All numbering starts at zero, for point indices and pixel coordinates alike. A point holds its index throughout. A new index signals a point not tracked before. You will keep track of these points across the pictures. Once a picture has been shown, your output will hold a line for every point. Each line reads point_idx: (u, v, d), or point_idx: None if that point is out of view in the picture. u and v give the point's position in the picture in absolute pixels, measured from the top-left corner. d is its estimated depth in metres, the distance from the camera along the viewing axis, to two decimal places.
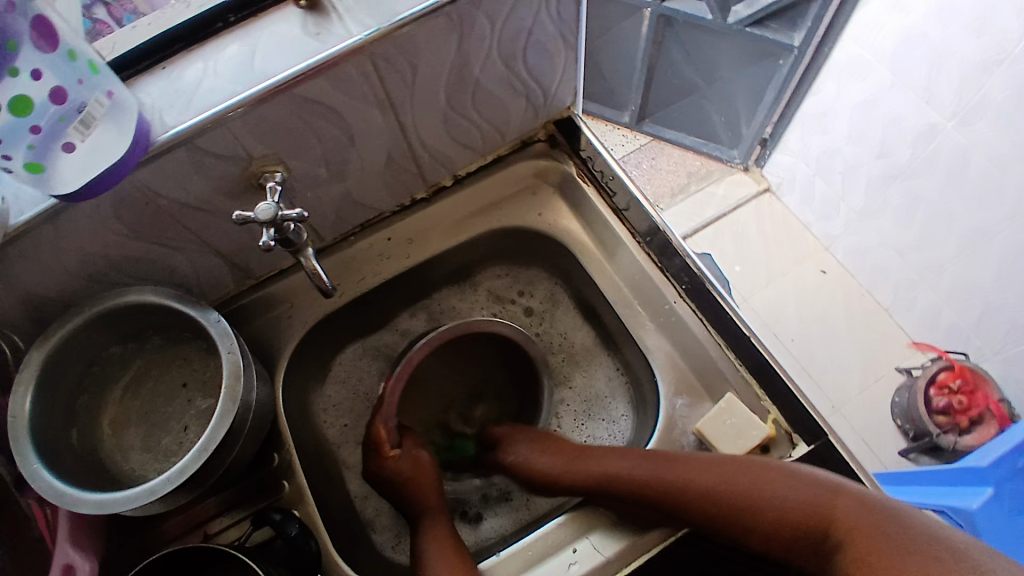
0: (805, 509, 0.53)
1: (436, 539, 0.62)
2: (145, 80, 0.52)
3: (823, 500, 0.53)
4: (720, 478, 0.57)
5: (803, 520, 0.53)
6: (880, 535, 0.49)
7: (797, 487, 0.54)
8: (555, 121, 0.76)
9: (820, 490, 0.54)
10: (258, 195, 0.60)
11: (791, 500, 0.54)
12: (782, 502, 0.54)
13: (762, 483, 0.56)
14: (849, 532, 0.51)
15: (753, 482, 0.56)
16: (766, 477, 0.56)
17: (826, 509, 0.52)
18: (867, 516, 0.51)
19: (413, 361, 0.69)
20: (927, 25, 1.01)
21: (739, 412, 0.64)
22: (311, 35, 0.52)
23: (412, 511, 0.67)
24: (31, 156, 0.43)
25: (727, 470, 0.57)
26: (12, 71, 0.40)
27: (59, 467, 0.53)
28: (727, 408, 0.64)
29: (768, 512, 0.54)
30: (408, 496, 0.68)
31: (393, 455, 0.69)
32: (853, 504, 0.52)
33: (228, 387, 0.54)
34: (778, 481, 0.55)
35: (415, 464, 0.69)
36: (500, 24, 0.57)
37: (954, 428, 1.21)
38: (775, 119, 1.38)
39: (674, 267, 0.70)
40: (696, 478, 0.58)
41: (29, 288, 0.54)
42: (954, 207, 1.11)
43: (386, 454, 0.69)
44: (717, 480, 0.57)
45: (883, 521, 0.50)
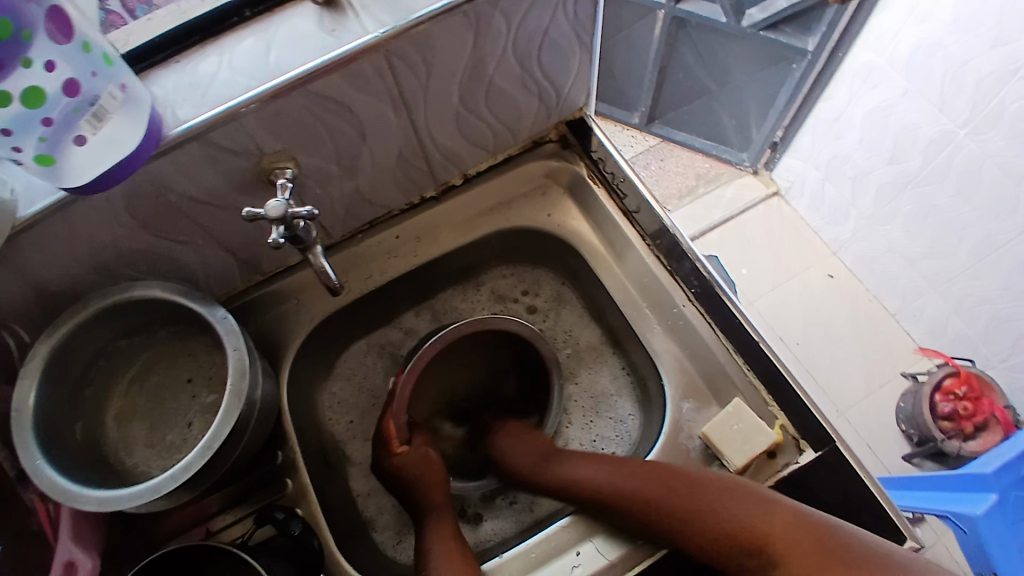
0: (743, 524, 0.54)
1: (439, 539, 0.62)
2: (160, 73, 0.52)
3: (765, 515, 0.53)
4: (670, 486, 0.59)
5: (741, 533, 0.53)
6: (817, 553, 0.49)
7: (743, 502, 0.55)
8: (567, 121, 0.75)
9: (766, 506, 0.54)
10: (268, 191, 0.59)
11: (731, 514, 0.55)
12: (726, 513, 0.55)
13: (708, 495, 0.57)
14: (786, 548, 0.51)
15: (700, 493, 0.57)
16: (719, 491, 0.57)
17: (765, 523, 0.53)
18: (803, 535, 0.51)
19: (423, 359, 0.69)
20: (941, 33, 1.00)
21: (748, 417, 0.63)
22: (327, 31, 0.52)
23: (416, 507, 0.67)
24: (42, 148, 0.43)
25: (680, 480, 0.59)
26: (25, 62, 0.39)
27: (63, 461, 0.53)
28: (736, 413, 0.63)
29: (713, 524, 0.55)
30: (414, 491, 0.67)
31: (404, 450, 0.69)
32: (793, 522, 0.52)
33: (234, 385, 0.53)
34: (723, 494, 0.56)
35: (424, 461, 0.69)
36: (516, 25, 0.56)
37: (960, 434, 1.20)
38: (786, 122, 1.37)
39: (684, 271, 0.70)
40: (649, 485, 0.59)
41: (38, 280, 0.54)
42: (964, 216, 1.10)
43: (396, 450, 0.69)
44: (668, 490, 0.58)
45: (822, 539, 0.50)
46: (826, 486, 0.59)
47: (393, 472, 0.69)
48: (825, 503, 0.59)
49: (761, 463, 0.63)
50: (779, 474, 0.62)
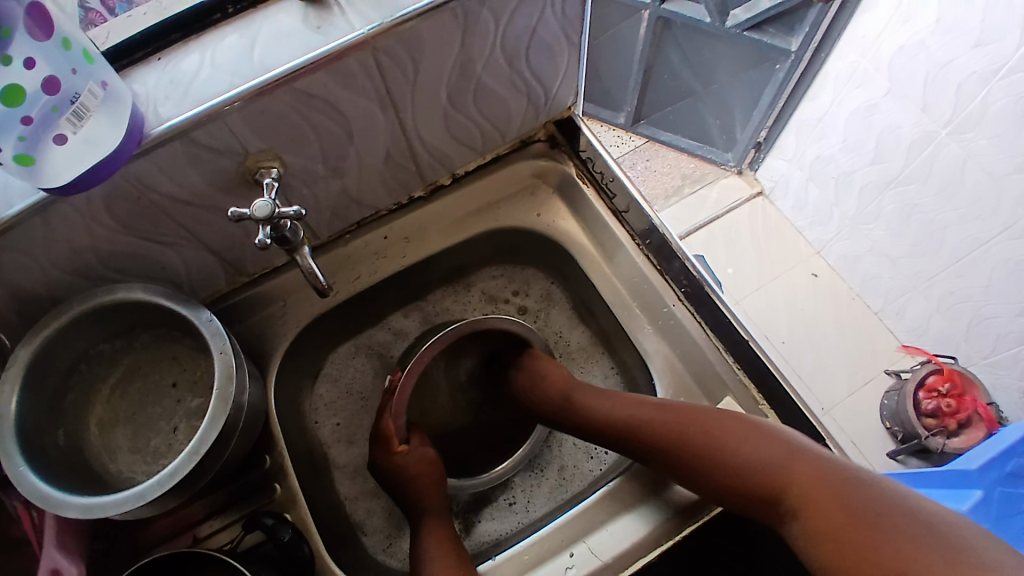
0: (770, 470, 0.52)
1: (435, 541, 0.62)
2: (140, 70, 0.51)
3: (785, 465, 0.52)
4: (697, 428, 0.58)
5: (766, 480, 0.52)
6: (834, 503, 0.47)
7: (771, 449, 0.54)
8: (555, 121, 0.75)
9: (791, 453, 0.52)
10: (254, 191, 0.58)
11: (756, 458, 0.53)
12: (749, 458, 0.54)
13: (733, 436, 0.56)
14: (805, 499, 0.49)
15: (725, 434, 0.56)
16: (749, 430, 0.56)
17: (788, 471, 0.51)
18: (822, 485, 0.49)
19: (425, 358, 0.67)
20: (924, 34, 1.02)
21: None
22: (313, 28, 0.51)
23: (412, 510, 0.66)
24: (21, 148, 0.41)
25: (707, 420, 0.58)
26: (4, 60, 0.38)
27: (45, 468, 0.51)
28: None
29: (741, 465, 0.54)
30: (411, 492, 0.67)
31: (403, 450, 0.68)
32: (816, 468, 0.50)
33: (220, 388, 0.52)
34: (746, 436, 0.55)
35: (422, 459, 0.68)
36: (505, 23, 0.56)
37: (943, 431, 1.20)
38: (770, 123, 1.39)
39: (674, 271, 0.70)
40: (678, 428, 0.59)
41: (15, 284, 0.52)
42: (947, 216, 1.12)
43: (395, 449, 0.68)
44: (696, 429, 0.58)
45: (841, 488, 0.48)
46: None
47: (390, 472, 0.67)
48: None
49: None
50: None
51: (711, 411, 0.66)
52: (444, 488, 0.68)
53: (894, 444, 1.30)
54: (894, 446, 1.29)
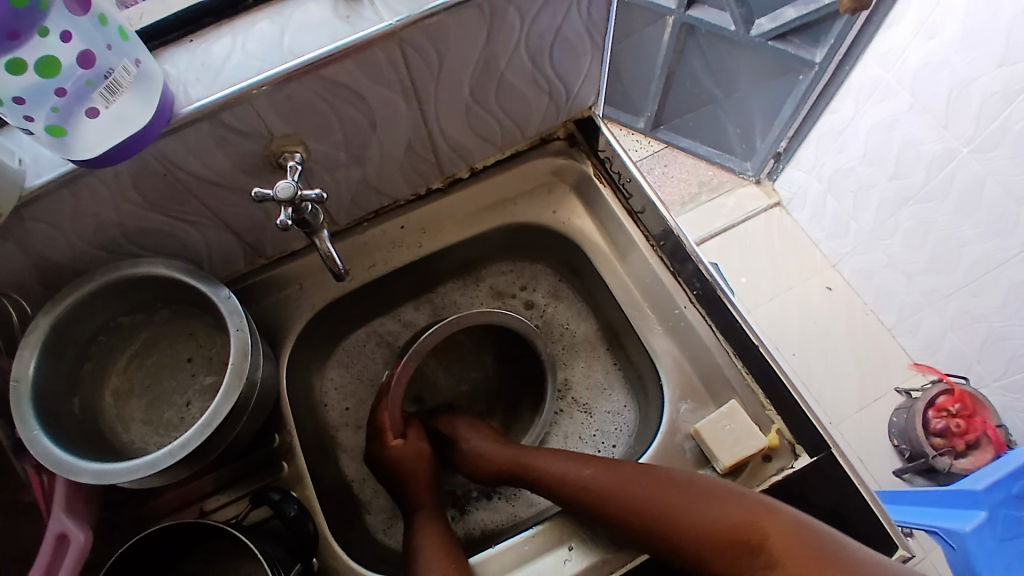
0: (738, 524, 0.54)
1: (429, 542, 0.62)
2: (173, 51, 0.52)
3: (760, 518, 0.53)
4: (662, 488, 0.58)
5: (733, 536, 0.53)
6: (816, 556, 0.50)
7: (731, 504, 0.55)
8: (575, 120, 0.76)
9: (759, 509, 0.54)
10: (277, 174, 0.59)
11: (723, 518, 0.54)
12: (715, 516, 0.54)
13: (691, 497, 0.56)
14: (783, 553, 0.51)
15: (687, 493, 0.57)
16: (704, 491, 0.56)
17: (759, 526, 0.53)
18: (794, 537, 0.51)
19: (419, 354, 0.69)
20: (949, 50, 1.01)
21: (740, 419, 0.64)
22: (342, 18, 0.52)
23: (405, 502, 0.68)
24: (54, 119, 0.43)
25: (663, 482, 0.58)
26: (41, 31, 0.40)
27: (60, 434, 0.53)
28: (730, 413, 0.64)
29: (701, 523, 0.55)
30: (406, 486, 0.68)
31: (398, 444, 0.69)
32: (781, 522, 0.52)
33: (235, 364, 0.53)
34: (711, 498, 0.56)
35: (416, 453, 0.70)
36: (529, 22, 0.57)
37: (951, 451, 1.20)
38: (791, 133, 1.38)
39: (686, 273, 0.70)
40: (636, 487, 0.59)
41: (41, 253, 0.54)
42: (964, 235, 1.11)
43: (390, 443, 0.69)
44: (657, 489, 0.58)
45: (812, 535, 0.51)
46: (821, 492, 0.59)
47: (386, 464, 0.69)
48: (818, 506, 0.59)
49: (756, 464, 0.64)
50: (771, 477, 0.63)
51: (715, 412, 0.66)
52: (434, 485, 0.69)
53: (901, 461, 1.28)
54: (901, 465, 1.28)
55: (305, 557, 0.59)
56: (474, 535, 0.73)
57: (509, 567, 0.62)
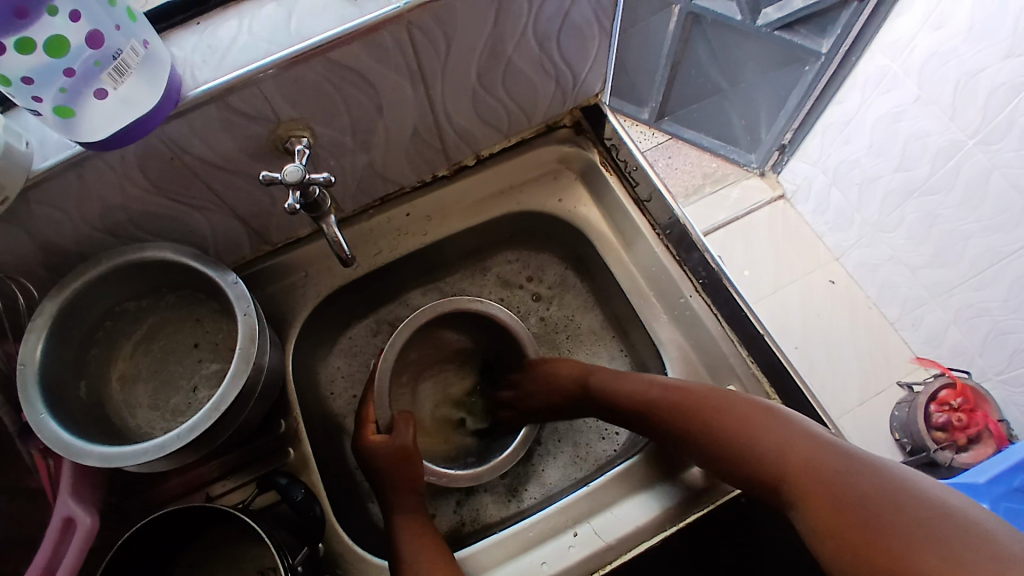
0: (770, 456, 0.50)
1: (418, 544, 0.59)
2: (180, 33, 0.52)
3: (792, 452, 0.49)
4: (705, 413, 0.56)
5: (765, 468, 0.50)
6: (834, 500, 0.44)
7: (767, 433, 0.51)
8: (581, 107, 0.75)
9: (793, 439, 0.49)
10: (284, 159, 0.59)
11: (759, 446, 0.51)
12: (748, 444, 0.51)
13: (733, 422, 0.54)
14: (803, 491, 0.46)
15: (730, 419, 0.54)
16: (748, 413, 0.53)
17: (791, 460, 0.48)
18: (821, 474, 0.46)
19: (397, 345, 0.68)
20: (956, 40, 1.00)
21: None
22: (350, 0, 0.52)
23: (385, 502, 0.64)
24: (62, 99, 0.43)
25: (713, 402, 0.56)
26: (50, 10, 0.40)
27: (67, 417, 0.53)
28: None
29: (741, 451, 0.52)
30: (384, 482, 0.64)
31: (378, 438, 0.66)
32: (812, 456, 0.47)
33: (243, 349, 0.53)
34: (749, 420, 0.53)
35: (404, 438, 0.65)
36: (537, 6, 0.56)
37: (952, 445, 1.18)
38: (795, 125, 1.38)
39: (692, 262, 0.70)
40: (681, 411, 0.58)
41: (47, 236, 0.54)
42: (969, 226, 1.11)
43: (371, 436, 0.66)
44: (704, 410, 0.56)
45: (838, 477, 0.45)
46: None
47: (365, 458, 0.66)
48: None
49: None
50: None
51: None
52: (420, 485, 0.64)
53: (902, 456, 1.27)
54: (902, 458, 1.27)
55: (311, 541, 0.59)
56: (485, 525, 0.73)
57: (509, 555, 0.62)
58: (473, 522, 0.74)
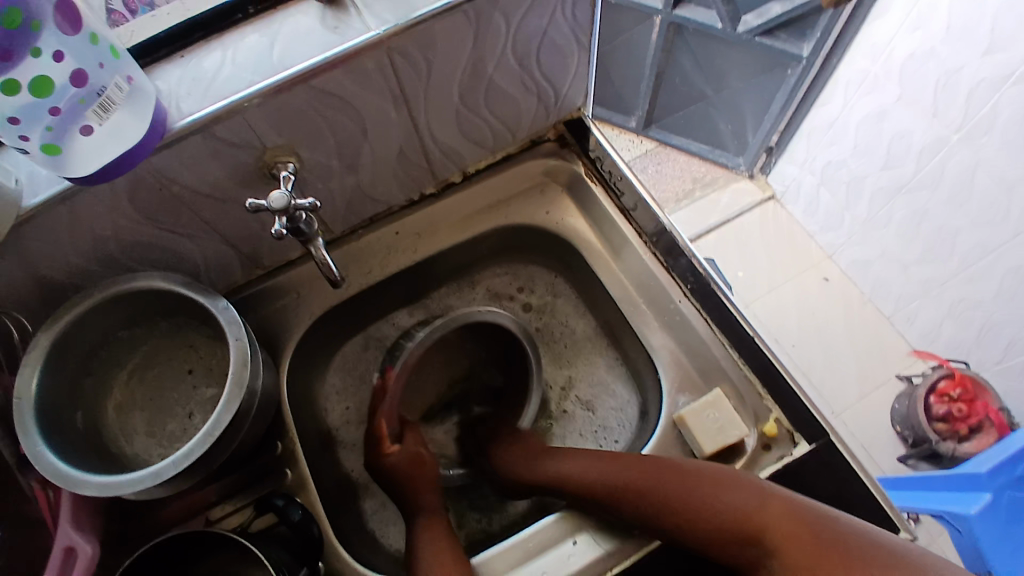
0: (738, 513, 0.55)
1: (432, 552, 0.61)
2: (165, 67, 0.53)
3: (758, 508, 0.54)
4: (665, 482, 0.59)
5: (737, 521, 0.54)
6: (815, 547, 0.50)
7: (734, 492, 0.56)
8: (565, 121, 0.77)
9: (759, 496, 0.55)
10: (271, 184, 0.60)
11: (727, 507, 0.55)
12: (720, 504, 0.56)
13: (696, 488, 0.58)
14: (782, 540, 0.52)
15: (694, 484, 0.58)
16: (707, 481, 0.58)
17: (761, 514, 0.54)
18: (797, 523, 0.52)
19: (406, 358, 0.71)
20: (935, 41, 1.02)
21: (724, 408, 0.64)
22: (330, 28, 0.53)
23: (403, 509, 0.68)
24: (49, 137, 0.44)
25: (671, 472, 0.60)
26: (34, 52, 0.41)
27: (64, 448, 0.53)
28: (714, 403, 0.65)
29: (708, 516, 0.56)
30: (403, 491, 0.68)
31: (394, 449, 0.70)
32: (788, 509, 0.53)
33: (235, 374, 0.54)
34: (711, 488, 0.57)
35: (415, 454, 0.70)
36: (514, 26, 0.57)
37: (954, 436, 1.20)
38: (782, 128, 1.39)
39: (680, 268, 0.71)
40: (638, 481, 0.60)
41: (40, 270, 0.55)
42: (958, 222, 1.12)
43: (387, 450, 0.70)
44: (670, 476, 0.59)
45: (814, 525, 0.51)
46: (821, 478, 0.60)
47: (383, 472, 0.69)
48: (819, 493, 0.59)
49: (756, 452, 0.64)
50: (771, 464, 0.63)
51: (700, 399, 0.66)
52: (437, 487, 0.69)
53: (905, 448, 1.29)
54: (904, 450, 1.29)
55: (310, 561, 0.60)
56: (512, 523, 0.75)
57: (510, 567, 0.62)
58: (490, 522, 0.75)
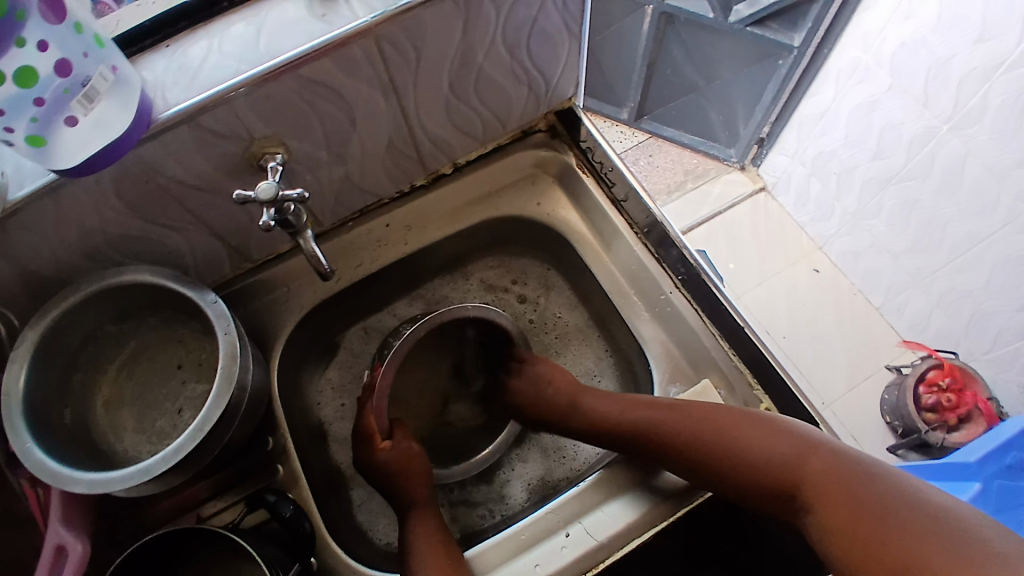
0: (780, 465, 0.54)
1: (428, 549, 0.61)
2: (150, 57, 0.52)
3: (800, 460, 0.53)
4: (708, 430, 0.59)
5: (775, 473, 0.54)
6: (851, 508, 0.49)
7: (777, 442, 0.55)
8: (556, 111, 0.76)
9: (804, 449, 0.54)
10: (259, 176, 0.59)
11: (769, 456, 0.55)
12: (763, 453, 0.55)
13: (742, 434, 0.57)
14: (818, 496, 0.51)
15: (738, 432, 0.57)
16: (753, 427, 0.57)
17: (803, 467, 0.53)
18: (836, 479, 0.51)
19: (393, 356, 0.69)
20: (926, 30, 1.02)
21: (710, 398, 0.65)
22: (318, 16, 0.52)
23: (398, 504, 0.67)
24: (33, 129, 0.43)
25: (716, 418, 0.59)
26: (18, 42, 0.40)
27: (52, 445, 0.53)
28: (701, 393, 0.66)
29: (749, 465, 0.56)
30: (398, 489, 0.67)
31: (387, 446, 0.68)
32: (831, 464, 0.52)
33: (224, 368, 0.53)
34: (755, 436, 0.57)
35: (405, 454, 0.68)
36: (505, 14, 0.57)
37: (943, 425, 1.21)
38: (773, 119, 1.39)
39: (671, 259, 0.70)
40: (681, 424, 0.61)
41: (25, 265, 0.54)
42: (947, 212, 1.12)
43: (379, 446, 0.68)
44: (705, 426, 0.59)
45: (854, 481, 0.50)
46: None
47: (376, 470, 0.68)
48: None
49: None
50: None
51: (688, 390, 0.67)
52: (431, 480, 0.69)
53: (895, 438, 1.29)
54: (894, 441, 1.29)
55: (303, 556, 0.59)
56: (509, 514, 0.75)
57: (502, 559, 0.62)
58: (494, 513, 0.76)
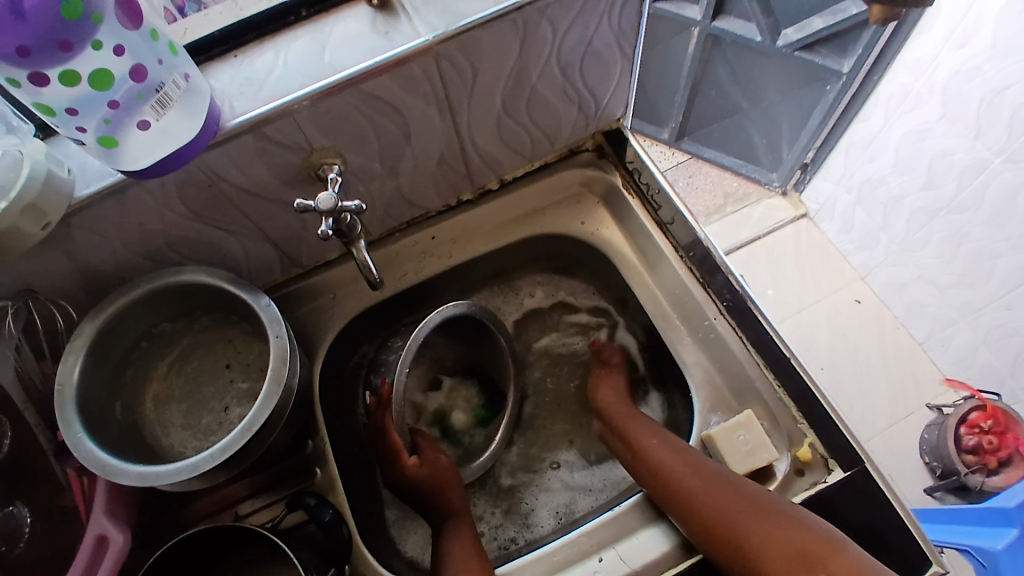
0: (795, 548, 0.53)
1: (461, 560, 0.61)
2: (218, 66, 0.54)
3: (815, 548, 0.52)
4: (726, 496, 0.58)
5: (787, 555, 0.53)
6: None
7: (795, 528, 0.54)
8: (604, 132, 0.77)
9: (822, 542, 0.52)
10: (315, 186, 0.61)
11: (783, 540, 0.53)
12: (778, 534, 0.54)
13: (759, 513, 0.56)
14: None
15: (758, 509, 0.56)
16: (774, 509, 0.56)
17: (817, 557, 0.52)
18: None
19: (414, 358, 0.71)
20: (979, 60, 1.00)
21: (754, 430, 0.64)
22: (380, 34, 0.54)
23: (433, 513, 0.68)
24: (105, 129, 0.45)
25: (738, 488, 0.58)
26: (95, 45, 0.42)
27: (102, 436, 0.54)
28: (745, 424, 0.64)
29: (760, 541, 0.54)
30: (431, 501, 0.68)
31: (415, 461, 0.68)
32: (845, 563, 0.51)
33: (274, 371, 0.55)
34: (774, 515, 0.55)
35: (438, 467, 0.69)
36: (561, 35, 0.58)
37: (983, 469, 1.16)
38: (818, 144, 1.37)
39: (717, 285, 0.70)
40: (701, 485, 0.60)
41: (88, 261, 0.56)
42: (998, 246, 1.10)
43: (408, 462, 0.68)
44: (724, 490, 0.58)
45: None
46: (856, 505, 0.58)
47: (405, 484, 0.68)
48: (855, 520, 0.58)
49: (788, 477, 0.63)
50: (803, 490, 0.62)
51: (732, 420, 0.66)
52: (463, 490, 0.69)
53: (932, 479, 1.25)
54: (932, 482, 1.25)
55: (338, 562, 0.60)
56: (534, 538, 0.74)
57: None
58: (520, 538, 0.75)
